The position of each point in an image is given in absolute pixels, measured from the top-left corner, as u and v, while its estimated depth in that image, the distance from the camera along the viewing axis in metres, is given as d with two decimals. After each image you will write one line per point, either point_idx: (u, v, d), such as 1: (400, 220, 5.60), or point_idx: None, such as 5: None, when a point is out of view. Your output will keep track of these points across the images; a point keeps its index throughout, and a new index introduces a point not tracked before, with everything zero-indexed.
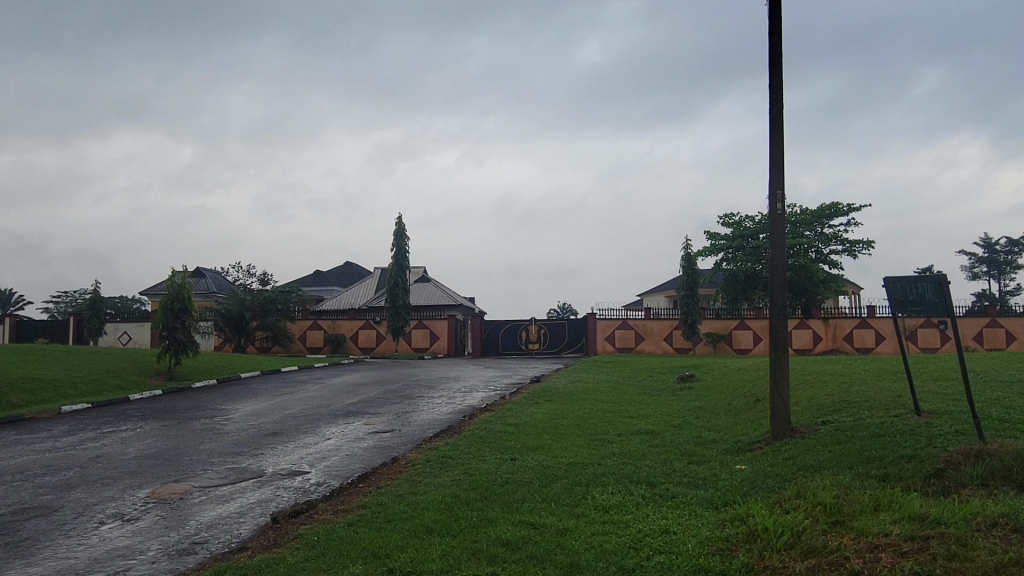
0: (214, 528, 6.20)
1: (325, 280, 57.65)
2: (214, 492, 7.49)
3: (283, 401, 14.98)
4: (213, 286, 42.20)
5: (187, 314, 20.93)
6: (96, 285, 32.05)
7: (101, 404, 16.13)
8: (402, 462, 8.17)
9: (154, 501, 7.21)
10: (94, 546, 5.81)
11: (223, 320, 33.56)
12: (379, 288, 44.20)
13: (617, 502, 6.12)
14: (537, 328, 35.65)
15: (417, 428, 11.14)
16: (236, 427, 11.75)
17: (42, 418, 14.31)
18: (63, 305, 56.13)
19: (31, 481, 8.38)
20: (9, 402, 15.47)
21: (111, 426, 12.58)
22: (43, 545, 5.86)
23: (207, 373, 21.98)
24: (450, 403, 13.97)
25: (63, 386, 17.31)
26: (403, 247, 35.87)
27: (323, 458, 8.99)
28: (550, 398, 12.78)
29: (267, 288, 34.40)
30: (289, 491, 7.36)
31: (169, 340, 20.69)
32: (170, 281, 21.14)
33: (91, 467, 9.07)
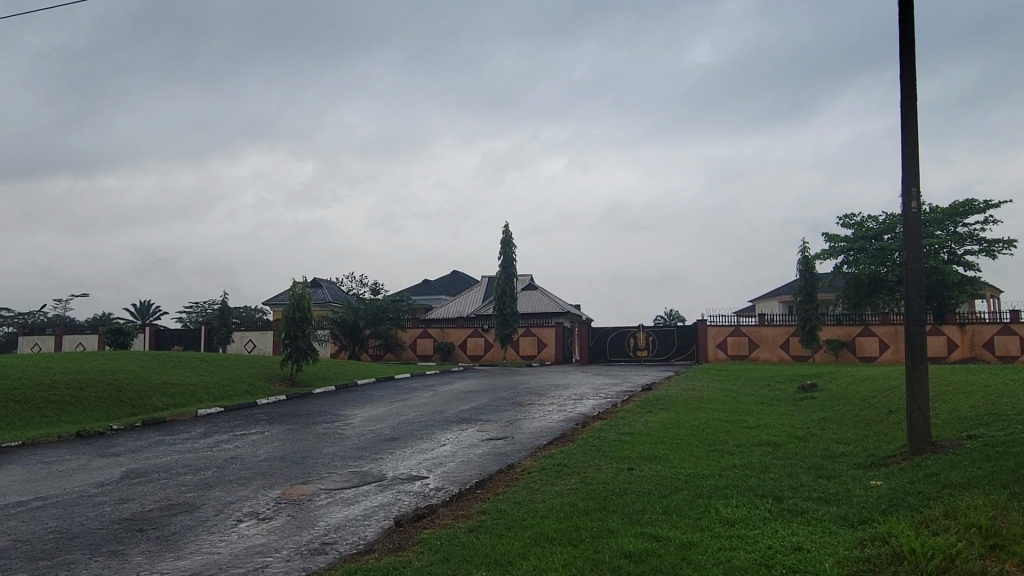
0: (342, 529, 6.44)
1: (434, 289, 59.20)
2: (339, 495, 7.76)
3: (398, 407, 15.43)
4: (329, 295, 44.17)
5: (308, 323, 21.95)
6: (224, 296, 34.27)
7: (232, 409, 17.18)
8: (518, 470, 8.19)
9: (285, 501, 7.58)
10: (234, 543, 6.14)
11: (339, 328, 34.95)
12: (485, 296, 44.86)
13: (743, 516, 5.89)
14: (645, 335, 35.12)
15: (529, 435, 11.16)
16: (355, 432, 12.21)
17: (182, 421, 15.42)
18: (195, 315, 60.52)
19: (175, 479, 9.01)
20: (152, 405, 16.75)
21: (243, 430, 13.35)
22: (190, 540, 6.28)
23: (326, 379, 22.99)
24: (561, 410, 13.94)
25: (197, 391, 18.57)
26: (510, 255, 36.26)
27: (440, 464, 9.17)
28: (663, 407, 12.54)
29: (379, 298, 35.64)
30: (410, 495, 7.53)
31: (291, 347, 21.78)
32: (291, 292, 22.35)
33: (227, 467, 9.66)
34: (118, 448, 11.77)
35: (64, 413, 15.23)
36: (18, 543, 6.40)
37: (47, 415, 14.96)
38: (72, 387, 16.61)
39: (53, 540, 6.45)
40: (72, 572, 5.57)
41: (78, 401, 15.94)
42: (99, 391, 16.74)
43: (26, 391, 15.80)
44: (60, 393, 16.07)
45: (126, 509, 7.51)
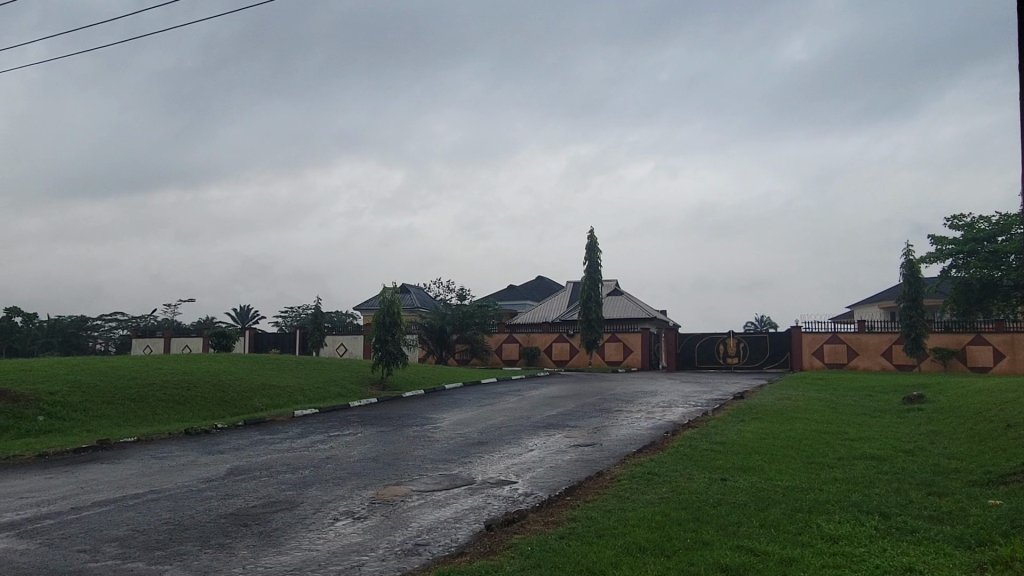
0: (433, 531, 6.54)
1: (519, 294, 59.61)
2: (431, 497, 7.90)
3: (485, 412, 15.56)
4: (418, 301, 45.12)
5: (397, 328, 22.47)
6: (318, 301, 35.56)
7: (327, 410, 17.79)
8: (607, 477, 8.11)
9: (379, 501, 7.78)
10: (331, 541, 6.35)
11: (427, 333, 35.61)
12: (571, 301, 44.75)
13: (847, 532, 5.62)
14: (736, 341, 34.23)
15: (618, 442, 11.03)
16: (444, 436, 12.40)
17: (280, 421, 16.08)
18: (291, 319, 63.07)
19: (276, 477, 9.40)
20: (253, 406, 17.56)
21: (337, 431, 13.80)
22: (291, 536, 6.53)
23: (415, 383, 23.46)
24: (650, 417, 13.71)
25: (294, 393, 19.33)
26: (595, 260, 36.04)
27: (528, 469, 9.19)
28: (757, 416, 12.13)
29: (466, 303, 36.13)
30: (500, 500, 7.58)
31: (382, 352, 22.36)
32: (382, 297, 22.96)
33: (324, 467, 10.00)
34: (223, 446, 12.39)
35: (173, 412, 16.16)
36: (135, 533, 6.83)
37: (159, 413, 15.91)
38: (180, 387, 17.60)
39: (168, 531, 6.85)
40: (185, 562, 5.89)
41: (185, 401, 16.89)
42: (205, 391, 17.69)
43: (140, 390, 16.88)
44: (170, 393, 17.07)
45: (231, 504, 7.88)
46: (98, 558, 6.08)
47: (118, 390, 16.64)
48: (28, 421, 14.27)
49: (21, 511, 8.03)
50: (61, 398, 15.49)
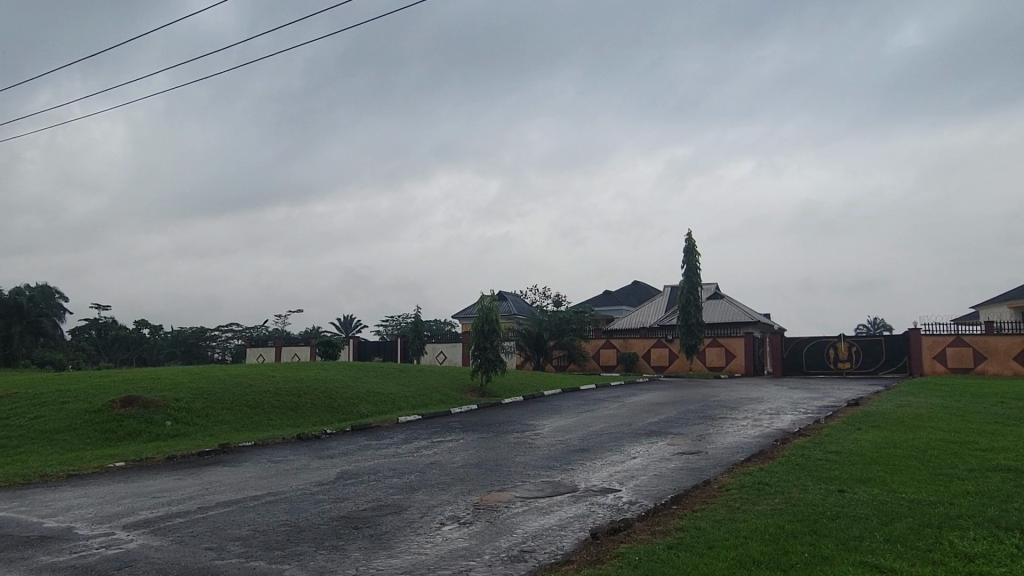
0: (539, 538, 6.54)
1: (615, 300, 59.10)
2: (534, 503, 7.91)
3: (586, 418, 15.46)
4: (514, 308, 45.48)
5: (496, 334, 22.70)
6: (417, 310, 36.47)
7: (429, 417, 18.18)
8: (715, 487, 7.87)
9: (483, 507, 7.86)
10: (438, 545, 6.46)
11: (524, 340, 35.80)
12: (669, 306, 43.92)
13: (983, 550, 5.21)
14: (847, 345, 32.65)
15: (724, 450, 10.70)
16: (546, 442, 12.40)
17: (385, 427, 16.56)
18: (392, 328, 65.08)
19: (384, 481, 9.68)
20: (360, 412, 18.19)
21: (440, 437, 14.09)
22: (400, 539, 6.69)
23: (514, 390, 23.62)
24: (757, 425, 13.24)
25: (398, 400, 19.87)
26: (694, 263, 35.22)
27: (632, 477, 9.06)
28: (874, 424, 11.47)
29: (562, 309, 36.10)
30: (604, 508, 7.50)
31: (481, 358, 22.66)
32: (480, 304, 23.27)
33: (429, 472, 10.21)
34: (333, 451, 12.89)
35: (285, 418, 16.94)
36: (255, 533, 7.18)
37: (274, 419, 16.73)
38: (292, 394, 18.44)
39: (285, 532, 7.16)
40: (303, 562, 6.15)
41: (296, 407, 17.66)
42: (315, 398, 18.46)
43: (256, 397, 17.81)
44: (283, 400, 17.91)
45: (343, 507, 8.18)
46: (223, 555, 6.44)
47: (236, 396, 17.61)
48: (158, 425, 15.33)
49: (154, 509, 8.61)
50: (185, 404, 16.55)
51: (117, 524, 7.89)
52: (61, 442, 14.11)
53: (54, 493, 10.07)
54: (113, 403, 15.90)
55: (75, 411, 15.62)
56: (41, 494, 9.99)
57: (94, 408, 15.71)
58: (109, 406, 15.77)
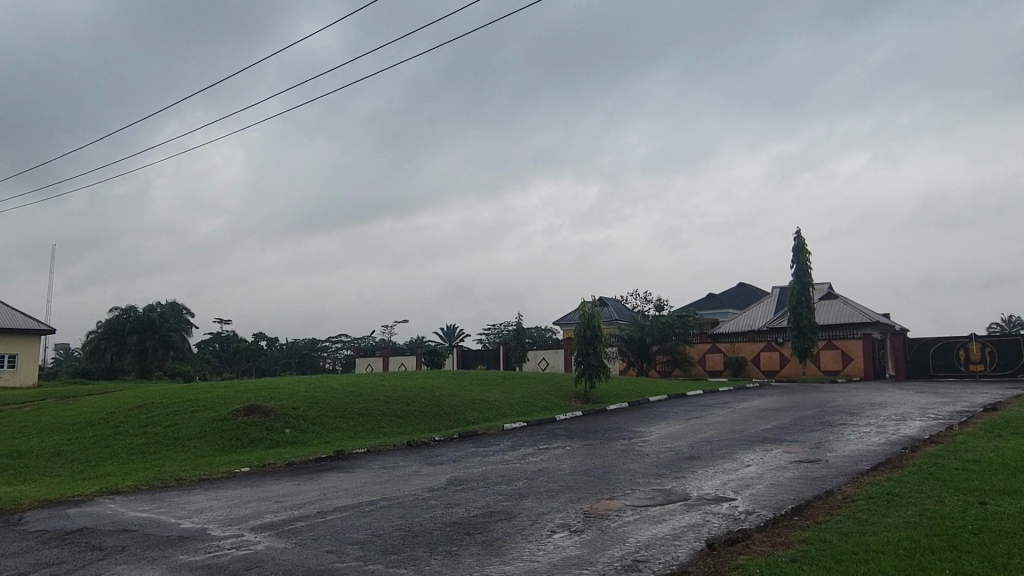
0: (653, 547, 6.41)
1: (720, 302, 57.46)
2: (646, 512, 7.76)
3: (694, 425, 15.04)
4: (616, 313, 45.03)
5: (598, 340, 22.53)
6: (518, 317, 36.73)
7: (534, 424, 18.24)
8: (839, 497, 7.44)
9: (594, 515, 7.78)
10: (551, 553, 6.44)
11: (626, 345, 35.35)
12: (779, 307, 42.24)
13: None
14: (979, 346, 30.32)
15: (846, 458, 10.14)
16: (654, 450, 12.14)
17: (492, 434, 16.73)
18: (493, 336, 65.87)
19: (493, 488, 9.76)
20: (466, 419, 18.49)
21: (546, 443, 14.12)
22: (512, 546, 6.72)
23: (619, 396, 23.34)
24: (882, 431, 12.46)
25: (502, 407, 20.06)
26: (804, 262, 33.75)
27: (746, 485, 8.72)
28: (1017, 431, 10.53)
29: (665, 313, 35.41)
30: (719, 517, 7.25)
31: (584, 365, 22.52)
32: (582, 310, 23.18)
33: (536, 479, 10.23)
34: (441, 457, 13.12)
35: (395, 425, 17.44)
36: (373, 537, 7.40)
37: (385, 426, 17.26)
38: (401, 402, 18.96)
39: (401, 536, 7.35)
40: (418, 566, 6.29)
41: (405, 414, 18.16)
42: (422, 406, 18.91)
43: (368, 405, 18.45)
44: (392, 408, 18.46)
45: (455, 513, 8.30)
46: (343, 558, 6.67)
47: (349, 405, 18.29)
48: (278, 433, 16.13)
49: (277, 512, 9.05)
50: (302, 412, 17.35)
51: (245, 526, 8.33)
52: (193, 448, 15.10)
53: (189, 496, 10.79)
54: (238, 412, 16.89)
55: (204, 419, 16.70)
56: (178, 497, 10.72)
57: (221, 416, 16.73)
58: (233, 415, 16.76)
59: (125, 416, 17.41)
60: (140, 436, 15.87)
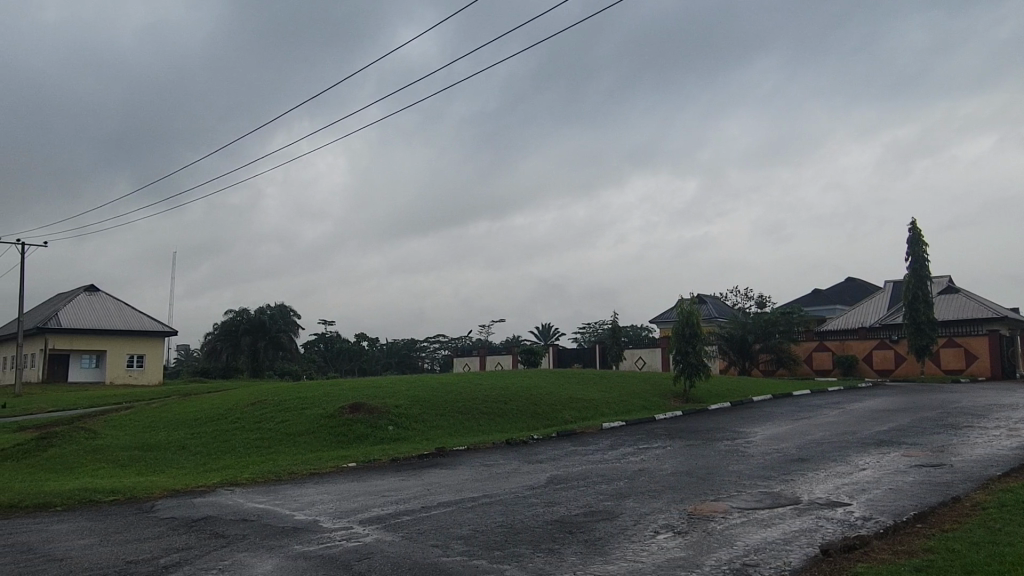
0: (763, 552, 6.18)
1: (827, 298, 54.95)
2: (753, 515, 7.49)
3: (802, 426, 14.41)
4: (715, 310, 43.82)
5: (698, 339, 21.99)
6: (614, 316, 36.39)
7: (633, 423, 18.00)
8: (967, 505, 6.94)
9: (698, 517, 7.59)
10: (655, 554, 6.33)
11: (727, 344, 34.33)
12: (892, 303, 39.93)
13: None
14: None
15: (972, 463, 9.46)
16: (759, 451, 11.72)
17: (590, 433, 16.62)
18: (589, 335, 65.62)
19: (593, 487, 9.70)
20: (564, 418, 18.47)
21: (646, 443, 13.92)
22: (615, 546, 6.65)
23: (720, 396, 22.68)
24: (1013, 435, 11.56)
25: (600, 406, 19.91)
26: (920, 254, 31.74)
27: (862, 490, 8.27)
28: None
29: (767, 310, 34.18)
30: (834, 523, 6.91)
31: (683, 363, 22.06)
32: (680, 308, 22.69)
33: (638, 479, 10.09)
34: (541, 456, 13.17)
35: (494, 423, 17.64)
36: (475, 533, 7.51)
37: (483, 425, 17.49)
38: (498, 401, 19.15)
39: (503, 533, 7.42)
40: (521, 563, 6.33)
41: (503, 413, 18.33)
42: (519, 404, 19.03)
43: (466, 403, 18.75)
44: (490, 406, 18.69)
45: (556, 511, 8.31)
46: (448, 552, 6.80)
47: (448, 403, 18.64)
48: (382, 429, 16.65)
49: (384, 506, 9.34)
50: (404, 410, 17.84)
51: (354, 519, 8.64)
52: (303, 444, 15.79)
53: (301, 489, 11.31)
54: (344, 409, 17.54)
55: (313, 416, 17.44)
56: (290, 490, 11.24)
57: (328, 413, 17.43)
58: (339, 412, 17.41)
59: (240, 413, 18.42)
60: (254, 431, 16.75)
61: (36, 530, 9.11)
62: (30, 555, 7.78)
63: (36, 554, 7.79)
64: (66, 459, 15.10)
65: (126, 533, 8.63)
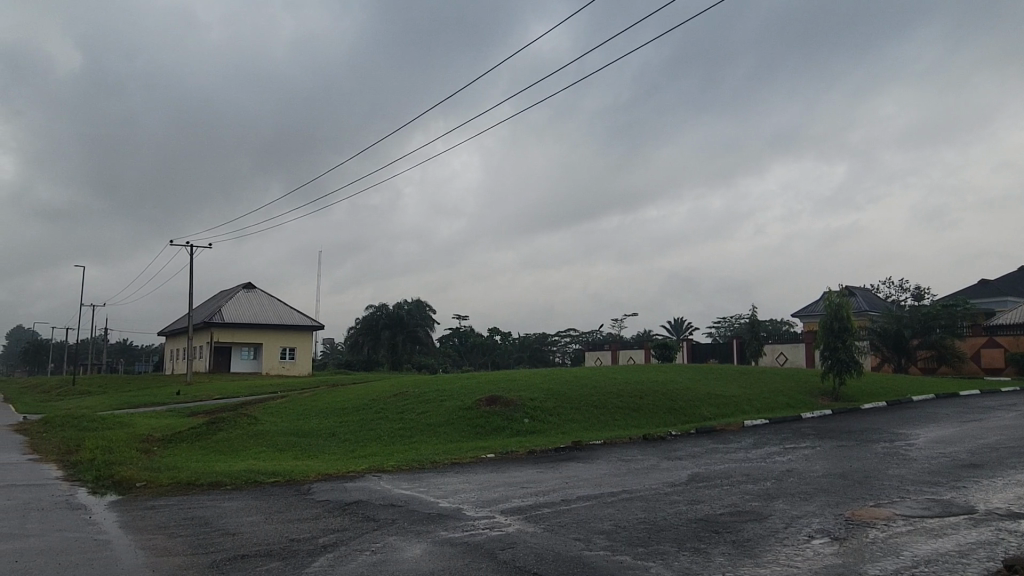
0: (935, 564, 5.69)
1: (997, 289, 49.85)
2: (920, 524, 6.93)
3: (972, 429, 13.16)
4: (866, 303, 40.93)
5: (848, 334, 20.61)
6: (753, 309, 34.87)
7: (778, 422, 17.15)
8: None
9: (858, 522, 7.12)
10: (811, 559, 6.01)
11: (880, 340, 31.91)
12: None
13: None
14: None
15: None
16: (923, 455, 10.82)
17: (731, 431, 16.06)
18: (725, 329, 63.41)
19: (738, 487, 9.34)
20: (702, 415, 17.95)
21: (793, 443, 13.24)
22: (766, 549, 6.37)
23: (873, 395, 21.14)
24: None
25: (741, 403, 19.17)
26: None
27: None
28: None
29: (927, 304, 31.48)
30: (1018, 537, 6.26)
31: (832, 359, 20.76)
32: (827, 300, 21.39)
33: (787, 480, 9.62)
34: (680, 452, 12.87)
35: (629, 419, 17.43)
36: (618, 528, 7.44)
37: (618, 419, 17.34)
38: (633, 395, 18.89)
39: (646, 530, 7.30)
40: (667, 561, 6.19)
41: (638, 408, 18.07)
42: (655, 400, 18.68)
43: (600, 397, 18.66)
44: (626, 401, 18.49)
45: (700, 510, 8.07)
46: (591, 546, 6.78)
47: (582, 397, 18.63)
48: (518, 422, 16.90)
49: (524, 498, 9.46)
50: (539, 403, 18.00)
51: (496, 509, 8.81)
52: (443, 434, 16.33)
53: (444, 478, 11.68)
54: (481, 402, 17.97)
55: (451, 408, 17.98)
56: (434, 478, 11.67)
57: (466, 405, 17.91)
58: (477, 404, 17.86)
59: (384, 404, 19.33)
60: (398, 421, 17.50)
61: (211, 507, 9.99)
62: (208, 528, 8.54)
63: (212, 528, 8.55)
64: (232, 443, 16.47)
65: (288, 512, 9.28)
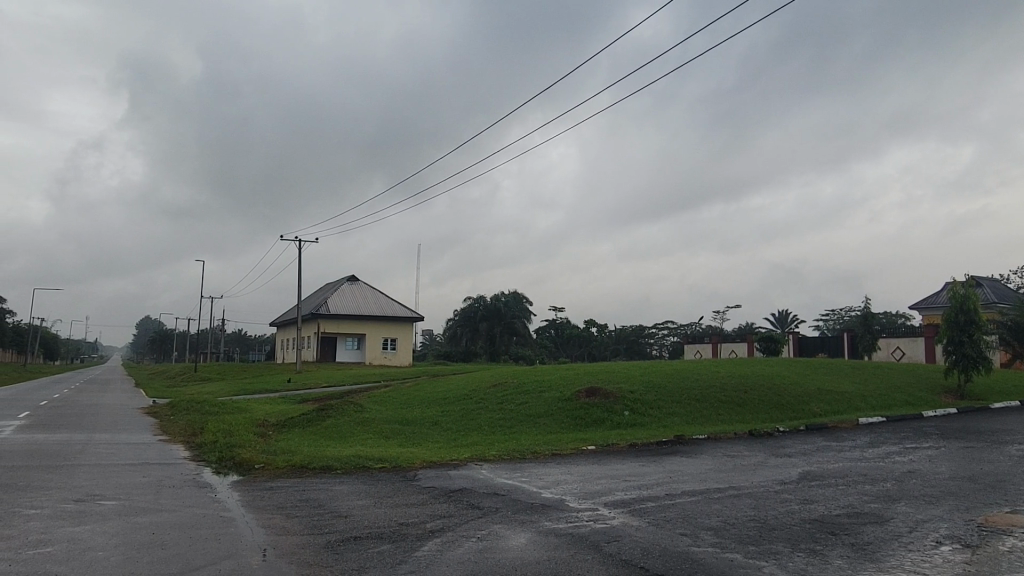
0: None
1: None
2: None
3: None
4: (995, 295, 37.99)
5: (975, 327, 19.13)
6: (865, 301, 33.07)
7: (896, 421, 16.20)
8: None
9: (992, 529, 6.61)
10: (941, 566, 5.64)
11: (1012, 334, 29.54)
12: None
13: None
14: None
15: None
16: None
17: (843, 428, 15.29)
18: (834, 323, 60.49)
19: (856, 487, 8.87)
20: (812, 411, 17.19)
21: (914, 442, 12.46)
22: (889, 553, 6.03)
23: (1004, 393, 19.62)
24: None
25: (855, 399, 18.22)
26: None
27: None
28: None
29: None
30: None
31: (957, 355, 19.38)
32: (952, 292, 19.91)
33: (908, 481, 9.06)
34: (789, 449, 12.37)
35: (733, 413, 16.92)
36: (727, 525, 7.24)
37: (722, 414, 16.85)
38: (738, 390, 18.32)
39: (756, 528, 7.06)
40: (781, 562, 5.96)
41: (743, 403, 17.51)
42: (761, 394, 18.04)
43: (702, 391, 18.20)
44: (729, 395, 17.95)
45: (815, 510, 7.73)
46: (698, 543, 6.63)
47: (683, 390, 18.24)
48: (618, 414, 16.74)
49: (627, 491, 9.36)
50: (639, 396, 17.76)
51: (600, 501, 8.76)
52: (543, 425, 16.39)
53: (545, 469, 11.73)
54: (580, 394, 17.92)
55: (550, 399, 18.02)
56: (535, 468, 11.73)
57: (565, 397, 17.90)
58: (576, 396, 17.82)
59: (483, 394, 19.60)
60: (498, 412, 17.71)
61: (324, 489, 10.46)
62: (321, 510, 8.94)
63: (325, 510, 8.93)
64: (340, 429, 17.16)
65: (395, 497, 9.58)
